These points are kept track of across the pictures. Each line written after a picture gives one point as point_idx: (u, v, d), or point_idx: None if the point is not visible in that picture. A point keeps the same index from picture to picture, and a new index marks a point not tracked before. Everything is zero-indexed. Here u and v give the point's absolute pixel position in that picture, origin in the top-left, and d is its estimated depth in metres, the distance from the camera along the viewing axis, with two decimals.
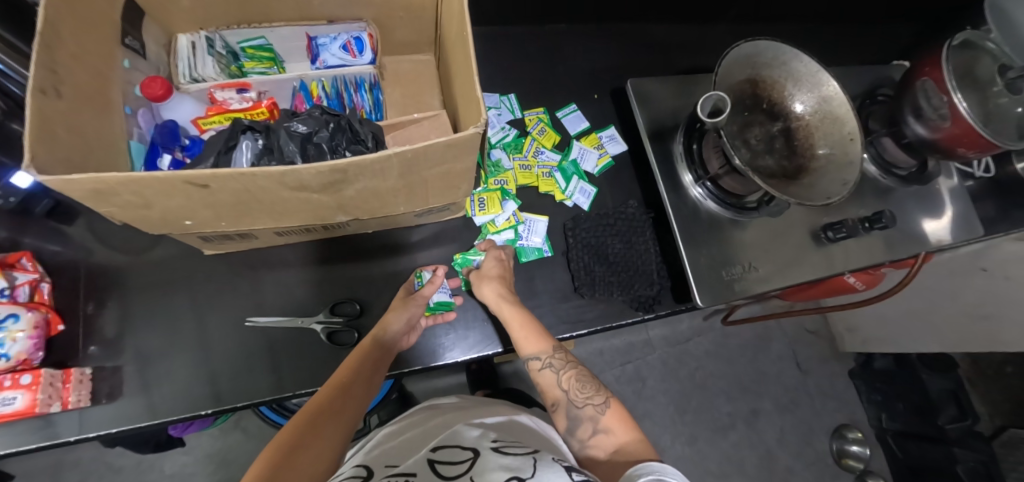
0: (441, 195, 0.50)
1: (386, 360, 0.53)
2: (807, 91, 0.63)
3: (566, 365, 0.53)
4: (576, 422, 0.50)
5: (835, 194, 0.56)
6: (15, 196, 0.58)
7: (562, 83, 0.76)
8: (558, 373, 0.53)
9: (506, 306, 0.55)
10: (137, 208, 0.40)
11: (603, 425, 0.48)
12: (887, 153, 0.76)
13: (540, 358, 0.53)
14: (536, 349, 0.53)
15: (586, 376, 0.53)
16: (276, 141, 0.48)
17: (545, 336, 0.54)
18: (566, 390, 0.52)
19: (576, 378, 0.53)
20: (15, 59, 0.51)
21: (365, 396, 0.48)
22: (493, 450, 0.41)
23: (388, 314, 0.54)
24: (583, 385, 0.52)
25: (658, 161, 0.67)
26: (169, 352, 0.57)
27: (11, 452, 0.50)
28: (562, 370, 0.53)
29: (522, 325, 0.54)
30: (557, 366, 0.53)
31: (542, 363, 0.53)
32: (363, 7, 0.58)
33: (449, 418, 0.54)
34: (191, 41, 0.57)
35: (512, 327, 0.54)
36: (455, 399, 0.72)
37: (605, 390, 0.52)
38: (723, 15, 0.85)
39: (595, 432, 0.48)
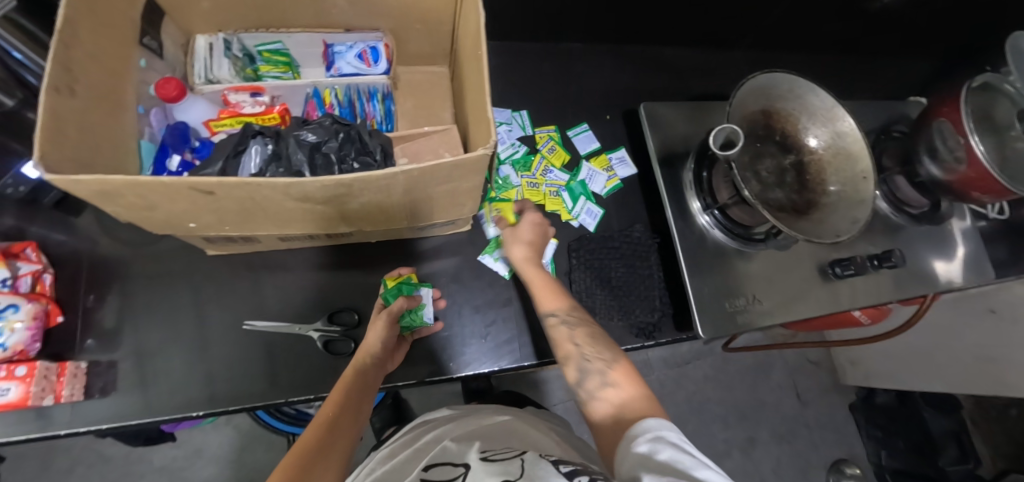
0: (446, 211, 0.50)
1: (373, 386, 0.50)
2: (820, 126, 0.63)
3: (578, 322, 0.50)
4: (586, 373, 0.46)
5: (845, 232, 0.55)
6: (25, 185, 0.58)
7: (575, 101, 0.76)
8: (571, 328, 0.49)
9: (529, 266, 0.54)
10: (142, 209, 0.40)
11: (612, 378, 0.45)
12: (900, 191, 0.75)
13: (556, 314, 0.50)
14: (554, 305, 0.51)
15: (599, 333, 0.49)
16: (285, 149, 0.48)
17: (561, 293, 0.52)
18: (579, 345, 0.48)
19: (588, 335, 0.49)
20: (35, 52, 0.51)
21: (354, 428, 0.45)
22: (481, 460, 0.43)
23: (365, 342, 0.52)
24: (597, 341, 0.48)
25: (667, 187, 0.67)
26: (166, 349, 0.57)
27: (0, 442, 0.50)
28: (577, 326, 0.50)
29: (542, 282, 0.53)
30: (572, 321, 0.50)
31: (558, 319, 0.50)
32: (381, 17, 0.58)
33: (441, 434, 0.55)
34: (209, 42, 0.58)
35: (533, 285, 0.53)
36: (448, 412, 0.72)
37: (617, 349, 0.48)
38: (740, 42, 0.85)
39: (603, 386, 0.44)
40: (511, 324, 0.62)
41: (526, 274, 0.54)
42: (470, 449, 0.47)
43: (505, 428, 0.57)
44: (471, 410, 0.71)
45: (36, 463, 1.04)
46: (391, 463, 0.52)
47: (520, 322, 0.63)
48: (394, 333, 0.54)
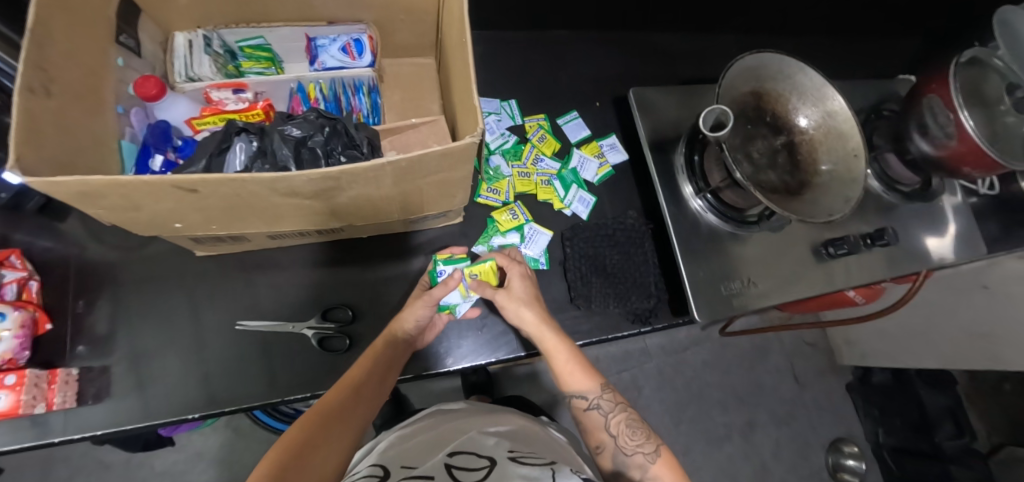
0: (436, 203, 0.49)
1: (400, 359, 0.53)
2: (811, 105, 0.62)
3: (615, 407, 0.52)
4: (623, 466, 0.48)
5: (837, 211, 0.55)
6: (7, 191, 0.57)
7: (564, 89, 0.75)
8: (606, 416, 0.51)
9: (547, 335, 0.52)
10: (126, 210, 0.39)
11: (653, 472, 0.46)
12: (891, 169, 0.75)
13: (586, 397, 0.52)
14: (584, 388, 0.52)
15: (637, 422, 0.50)
16: (270, 144, 0.47)
17: (592, 373, 0.52)
18: (614, 435, 0.50)
19: (626, 422, 0.50)
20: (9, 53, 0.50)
21: (377, 396, 0.48)
22: (510, 459, 0.42)
23: (403, 316, 0.53)
24: (634, 431, 0.49)
25: (659, 172, 0.67)
26: (160, 353, 0.56)
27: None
28: (612, 412, 0.51)
29: (568, 364, 0.52)
30: (605, 408, 0.51)
31: (589, 403, 0.52)
32: (363, 8, 0.57)
33: (461, 425, 0.54)
34: (188, 40, 0.56)
35: (557, 360, 0.52)
36: (460, 405, 0.71)
37: (657, 436, 0.49)
38: (729, 25, 0.84)
39: (643, 480, 0.46)
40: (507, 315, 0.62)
41: (551, 359, 0.52)
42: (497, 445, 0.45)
43: (530, 433, 0.55)
44: (486, 409, 0.69)
45: (36, 473, 1.03)
46: (407, 441, 0.50)
47: None
48: (431, 313, 0.54)
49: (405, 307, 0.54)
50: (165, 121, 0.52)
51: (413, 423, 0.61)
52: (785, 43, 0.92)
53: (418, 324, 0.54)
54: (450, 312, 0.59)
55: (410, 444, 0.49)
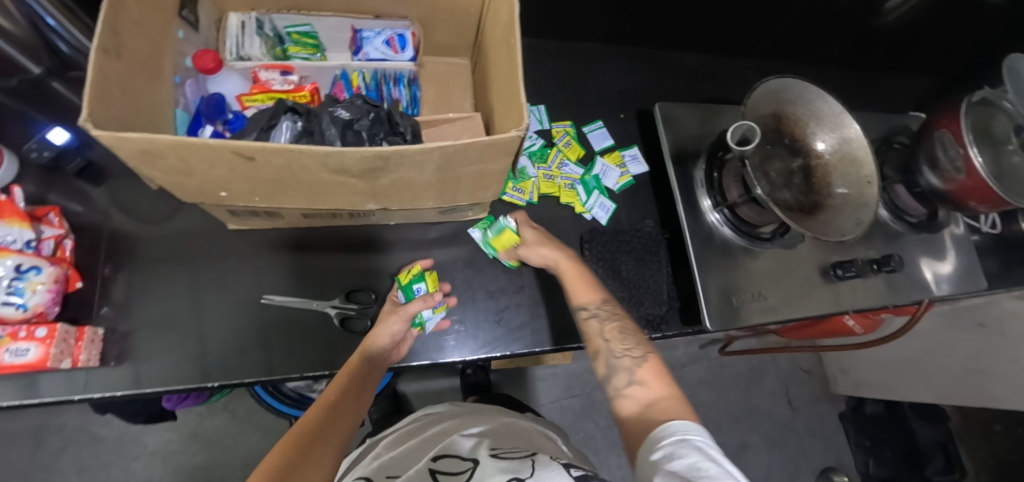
0: (470, 194, 0.51)
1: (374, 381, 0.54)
2: (828, 131, 0.65)
3: (612, 317, 0.53)
4: (613, 369, 0.48)
5: (850, 232, 0.58)
6: (49, 151, 0.57)
7: (591, 99, 0.77)
8: (603, 323, 0.52)
9: (559, 259, 0.57)
10: (179, 174, 0.41)
11: (639, 377, 0.46)
12: (899, 200, 0.78)
13: (587, 307, 0.53)
14: (585, 299, 0.54)
15: (630, 330, 0.51)
16: (318, 125, 0.49)
17: (597, 287, 0.55)
18: (608, 341, 0.50)
19: (619, 330, 0.51)
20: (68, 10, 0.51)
21: (354, 412, 0.48)
22: (489, 457, 0.51)
23: (377, 331, 0.55)
24: (625, 336, 0.50)
25: (679, 184, 0.69)
26: (184, 321, 0.57)
27: (15, 405, 0.50)
28: (608, 320, 0.52)
29: (579, 278, 0.55)
30: (603, 316, 0.53)
31: (589, 312, 0.53)
32: (410, 5, 0.60)
33: (446, 428, 0.63)
34: (241, 21, 0.58)
35: (567, 278, 0.56)
36: (447, 406, 0.80)
37: (648, 344, 0.50)
38: (749, 50, 0.88)
39: (630, 383, 0.46)
40: (523, 310, 0.63)
41: (565, 275, 0.56)
42: (475, 447, 0.54)
43: (510, 426, 0.66)
44: (470, 406, 0.77)
45: (26, 442, 1.02)
46: (398, 450, 0.59)
47: (533, 308, 0.64)
48: (406, 327, 0.57)
49: (377, 326, 0.56)
50: (218, 95, 0.53)
51: (400, 427, 0.70)
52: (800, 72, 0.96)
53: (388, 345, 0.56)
54: (421, 328, 0.59)
55: (405, 451, 0.59)
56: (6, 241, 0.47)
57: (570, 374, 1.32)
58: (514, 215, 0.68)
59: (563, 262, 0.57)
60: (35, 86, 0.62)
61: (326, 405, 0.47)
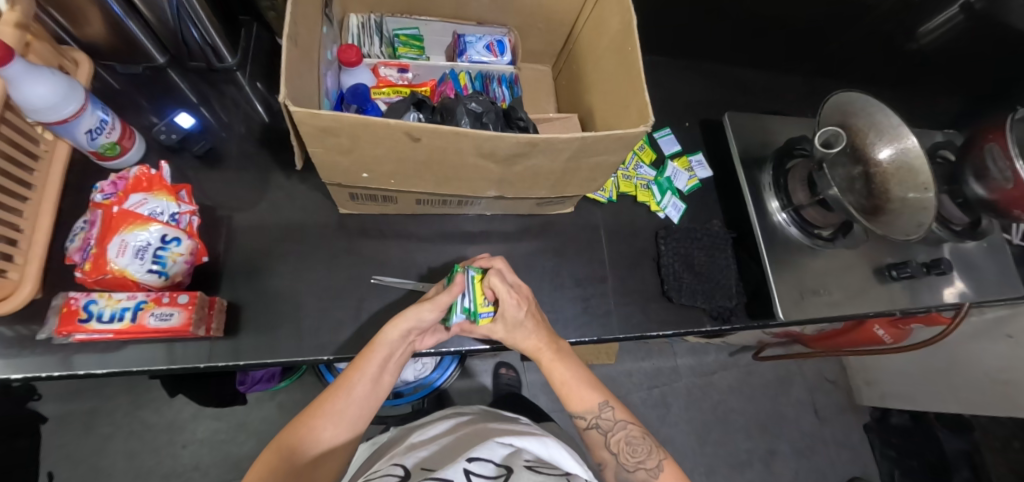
0: (579, 185, 0.56)
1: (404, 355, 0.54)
2: (888, 142, 0.70)
3: (616, 425, 0.55)
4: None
5: (915, 232, 0.65)
6: (176, 134, 0.61)
7: (659, 107, 0.83)
8: (605, 434, 0.55)
9: (549, 360, 0.56)
10: (337, 152, 0.45)
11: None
12: (944, 209, 0.84)
13: (586, 417, 0.56)
14: (583, 409, 0.56)
15: (638, 439, 0.54)
16: (451, 117, 0.53)
17: (594, 391, 0.57)
18: (615, 453, 0.54)
19: (626, 441, 0.54)
20: None
21: (370, 394, 0.50)
22: (526, 467, 0.43)
23: (402, 318, 0.50)
24: (634, 449, 0.53)
25: (749, 187, 0.74)
26: (300, 297, 0.61)
27: (115, 373, 0.52)
28: (612, 428, 0.55)
29: (570, 382, 0.57)
30: (604, 427, 0.55)
31: (589, 421, 0.56)
32: (512, 15, 0.66)
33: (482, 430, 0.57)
34: (361, 22, 0.64)
35: (557, 388, 0.57)
36: (478, 410, 0.76)
37: (660, 451, 0.53)
38: (797, 68, 0.95)
39: None
40: (607, 299, 0.67)
41: (551, 372, 0.57)
42: (513, 453, 0.47)
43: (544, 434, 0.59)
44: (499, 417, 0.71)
45: (77, 425, 1.03)
46: (432, 447, 0.54)
47: (616, 298, 0.68)
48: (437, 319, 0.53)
49: (407, 308, 0.51)
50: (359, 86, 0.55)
51: (429, 427, 0.65)
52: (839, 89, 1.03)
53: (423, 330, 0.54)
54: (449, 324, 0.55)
55: (437, 450, 0.53)
56: (154, 213, 0.51)
57: (607, 377, 1.33)
58: (595, 212, 0.72)
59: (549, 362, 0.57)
60: (157, 75, 0.67)
61: (352, 385, 0.49)
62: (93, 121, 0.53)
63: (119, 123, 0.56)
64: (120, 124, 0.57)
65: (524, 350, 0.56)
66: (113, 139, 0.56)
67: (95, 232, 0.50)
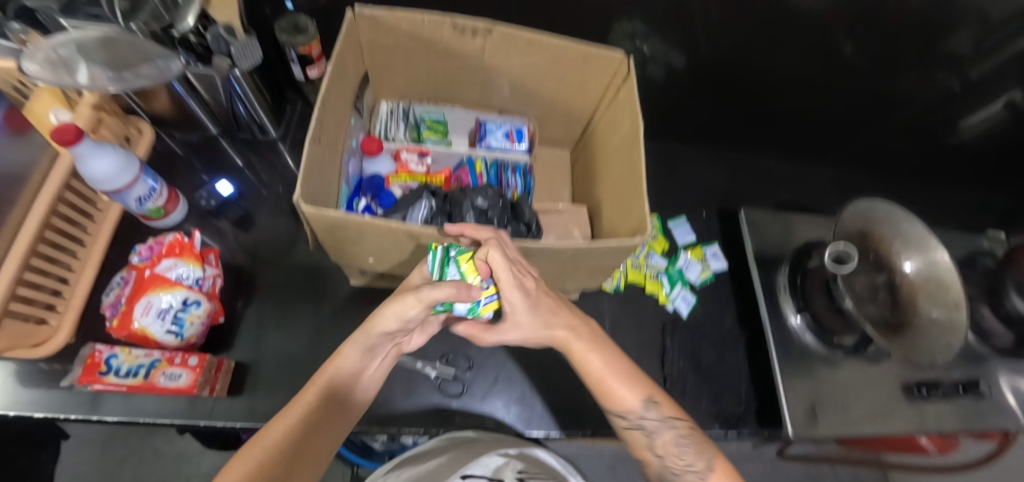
0: (579, 281, 0.56)
1: (372, 384, 0.47)
2: (916, 253, 0.66)
3: (662, 424, 0.46)
4: None
5: (940, 355, 0.59)
6: (214, 201, 0.67)
7: (677, 195, 0.83)
8: (649, 436, 0.46)
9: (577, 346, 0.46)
10: (346, 242, 0.48)
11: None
12: (985, 322, 0.76)
13: (627, 416, 0.46)
14: (622, 408, 0.46)
15: (685, 436, 0.46)
16: (458, 209, 0.57)
17: (634, 382, 0.46)
18: (661, 455, 0.46)
19: (672, 442, 0.46)
20: (247, 80, 0.62)
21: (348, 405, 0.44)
22: None
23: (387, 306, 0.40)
24: (682, 447, 0.46)
25: (761, 287, 0.72)
26: (306, 361, 0.62)
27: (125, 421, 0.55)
28: (656, 428, 0.46)
29: (602, 371, 0.46)
30: (650, 427, 0.46)
31: (631, 421, 0.46)
32: (531, 106, 0.71)
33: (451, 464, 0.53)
34: (389, 109, 0.70)
35: (591, 380, 0.46)
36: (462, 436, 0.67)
37: (711, 450, 0.46)
38: (824, 159, 0.95)
39: None
40: None
41: (581, 358, 0.46)
42: None
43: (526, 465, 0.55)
44: None
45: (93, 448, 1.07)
46: None
47: None
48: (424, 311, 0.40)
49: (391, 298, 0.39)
50: (376, 174, 0.61)
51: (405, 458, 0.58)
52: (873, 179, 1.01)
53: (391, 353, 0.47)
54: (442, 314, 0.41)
55: None
56: (181, 278, 0.55)
57: None
58: (602, 299, 0.71)
59: (574, 341, 0.46)
60: (209, 142, 0.74)
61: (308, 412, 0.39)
62: (142, 190, 0.58)
63: (166, 190, 0.63)
64: (167, 190, 0.63)
65: (554, 341, 0.46)
66: (158, 204, 0.62)
67: (127, 291, 0.55)
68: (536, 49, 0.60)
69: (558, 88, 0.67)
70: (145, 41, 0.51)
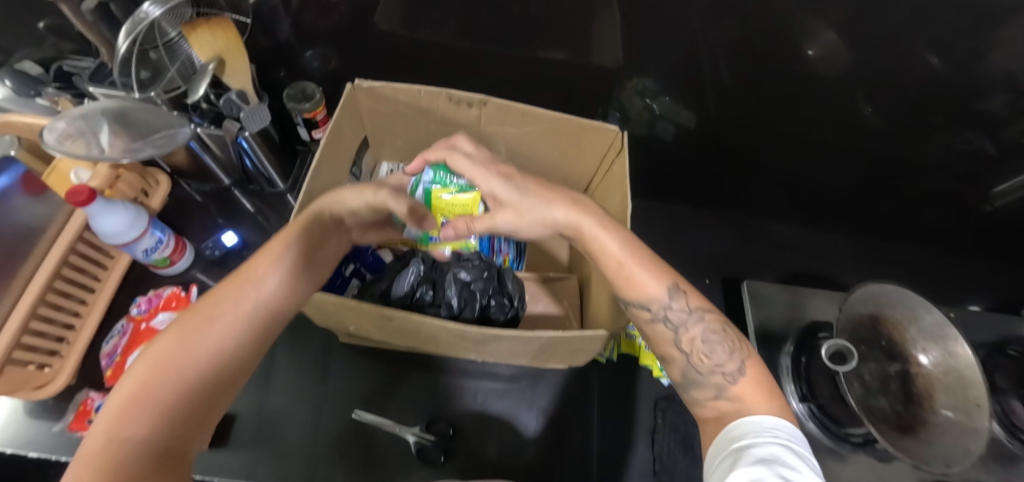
0: (562, 359, 0.54)
1: (337, 247, 0.48)
2: (934, 346, 0.62)
3: (690, 317, 0.42)
4: (693, 383, 0.41)
5: (956, 463, 0.52)
6: (217, 251, 0.70)
7: (678, 262, 0.82)
8: (677, 332, 0.42)
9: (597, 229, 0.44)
10: (326, 314, 0.49)
11: (731, 395, 0.39)
12: (1015, 416, 0.71)
13: (649, 307, 0.42)
14: (645, 296, 0.42)
15: (717, 330, 0.42)
16: (442, 280, 0.57)
17: (658, 276, 0.43)
18: (686, 351, 0.42)
19: (701, 339, 0.42)
20: (259, 143, 0.66)
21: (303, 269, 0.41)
22: None
23: (336, 198, 0.43)
24: (710, 347, 0.41)
25: (763, 366, 0.68)
26: (288, 417, 0.61)
27: None
28: (684, 324, 0.42)
29: (620, 256, 0.43)
30: (676, 320, 0.42)
31: (654, 313, 0.42)
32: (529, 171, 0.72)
33: None
34: (389, 169, 0.72)
35: (607, 263, 0.43)
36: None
37: (743, 351, 0.41)
38: (840, 227, 0.92)
39: (717, 398, 0.40)
40: (596, 468, 0.62)
41: (596, 238, 0.44)
42: None
43: None
44: None
45: None
46: None
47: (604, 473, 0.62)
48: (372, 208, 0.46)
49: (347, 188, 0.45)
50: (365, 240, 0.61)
51: None
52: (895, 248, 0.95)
53: (362, 220, 0.49)
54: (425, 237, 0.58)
55: None
56: None
57: None
58: (591, 368, 0.69)
59: (596, 233, 0.44)
60: (222, 192, 0.78)
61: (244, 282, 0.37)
62: (149, 242, 0.62)
63: (173, 240, 0.66)
64: (174, 241, 0.66)
65: (563, 225, 0.46)
66: (165, 254, 0.65)
67: (123, 343, 0.57)
68: (530, 120, 0.60)
69: (554, 158, 0.68)
70: (163, 111, 0.57)
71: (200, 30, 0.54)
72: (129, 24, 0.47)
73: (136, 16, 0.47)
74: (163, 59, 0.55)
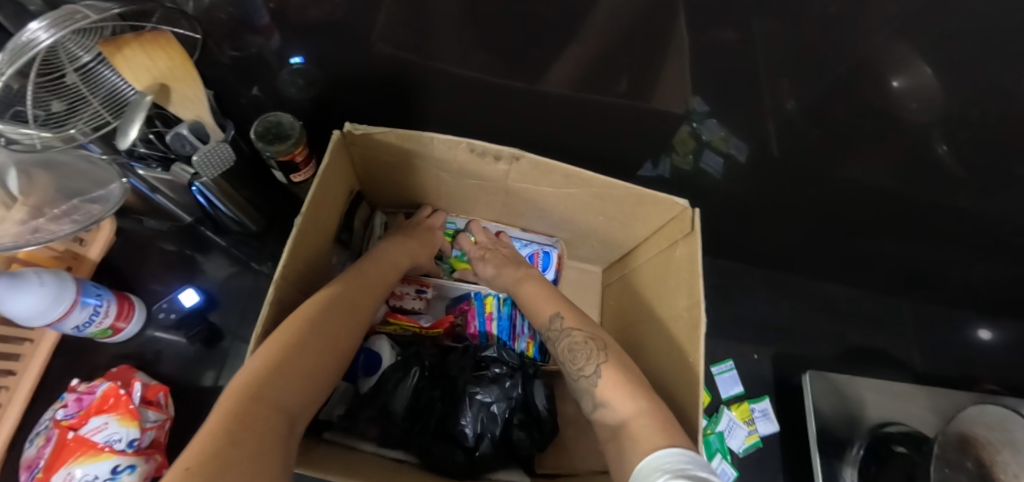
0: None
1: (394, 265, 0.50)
2: None
3: (566, 332, 0.44)
4: (580, 394, 0.41)
5: None
6: (175, 313, 0.59)
7: (722, 333, 0.74)
8: (558, 343, 0.44)
9: (525, 284, 0.52)
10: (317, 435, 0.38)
11: (603, 397, 0.37)
12: None
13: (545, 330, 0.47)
14: (541, 320, 0.48)
15: (583, 341, 0.42)
16: (455, 403, 0.46)
17: (553, 303, 0.48)
18: (564, 361, 0.43)
19: (571, 347, 0.43)
20: (218, 184, 0.52)
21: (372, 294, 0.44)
22: None
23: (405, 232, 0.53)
24: (578, 352, 0.42)
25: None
26: None
27: None
28: (571, 331, 0.44)
29: (536, 296, 0.50)
30: (556, 336, 0.45)
31: (548, 334, 0.47)
32: (563, 230, 0.60)
33: None
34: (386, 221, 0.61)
35: (529, 303, 0.51)
36: None
37: (604, 353, 0.40)
38: (909, 293, 0.80)
39: (599, 406, 0.38)
40: None
41: (519, 294, 0.52)
42: None
43: None
44: None
45: None
46: None
47: None
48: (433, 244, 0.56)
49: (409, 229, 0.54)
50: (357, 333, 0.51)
51: None
52: (979, 318, 0.82)
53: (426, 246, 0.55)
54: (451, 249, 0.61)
55: None
56: (110, 440, 0.45)
57: None
58: None
59: (517, 283, 0.53)
60: (187, 230, 0.65)
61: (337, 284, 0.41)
62: (80, 318, 0.48)
63: (115, 307, 0.53)
64: (116, 305, 0.53)
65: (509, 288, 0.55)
66: (104, 325, 0.52)
67: (46, 454, 0.45)
68: (575, 182, 0.47)
69: (595, 222, 0.55)
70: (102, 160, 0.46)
71: (127, 50, 0.37)
72: (9, 53, 0.31)
73: (23, 36, 0.31)
74: (79, 88, 0.37)
